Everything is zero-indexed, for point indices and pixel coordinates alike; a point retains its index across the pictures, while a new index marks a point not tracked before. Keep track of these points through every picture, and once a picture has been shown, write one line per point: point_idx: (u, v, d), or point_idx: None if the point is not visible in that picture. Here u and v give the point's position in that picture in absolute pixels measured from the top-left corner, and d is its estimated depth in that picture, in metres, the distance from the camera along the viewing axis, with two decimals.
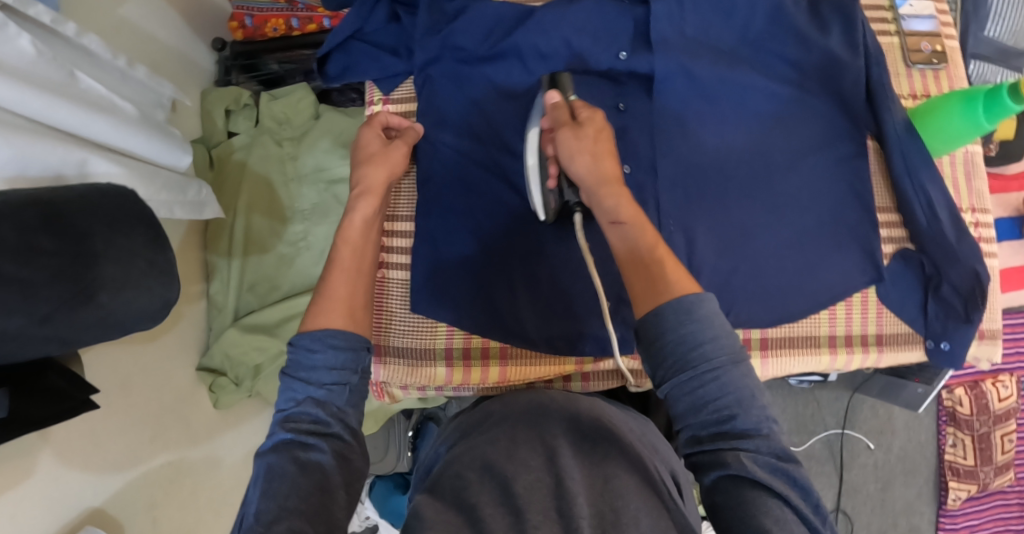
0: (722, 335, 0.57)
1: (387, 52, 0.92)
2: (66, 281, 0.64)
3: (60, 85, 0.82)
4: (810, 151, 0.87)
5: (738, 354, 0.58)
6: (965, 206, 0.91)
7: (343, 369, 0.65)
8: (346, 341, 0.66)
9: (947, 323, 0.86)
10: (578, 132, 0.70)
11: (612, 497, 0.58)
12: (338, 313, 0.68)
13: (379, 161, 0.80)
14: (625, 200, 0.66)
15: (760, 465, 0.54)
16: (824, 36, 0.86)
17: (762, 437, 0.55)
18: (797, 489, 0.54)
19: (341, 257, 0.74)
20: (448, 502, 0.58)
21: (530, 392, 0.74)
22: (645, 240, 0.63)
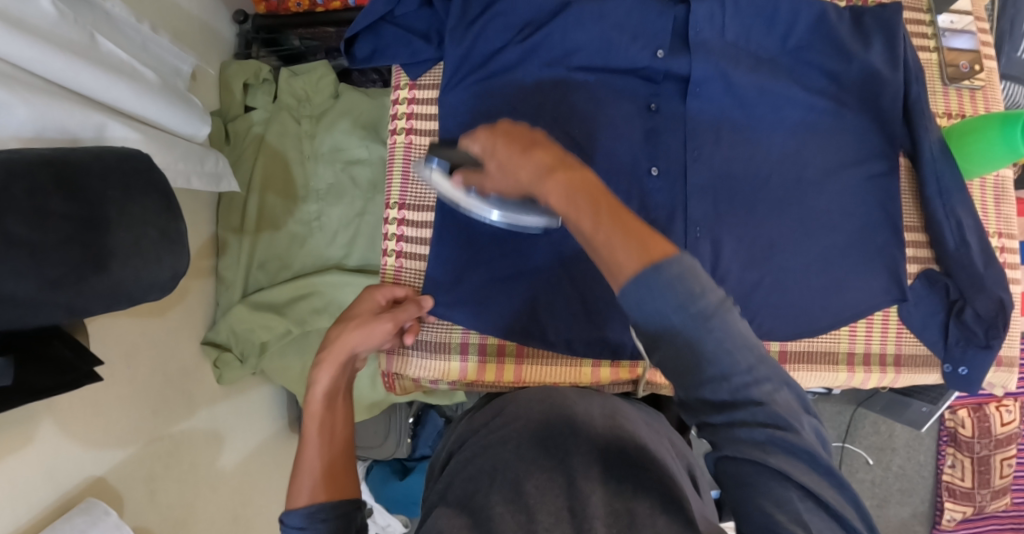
0: (689, 300, 0.44)
1: (418, 37, 0.90)
2: (76, 246, 0.63)
3: (83, 47, 0.80)
4: (841, 165, 0.85)
5: (716, 320, 0.45)
6: (992, 230, 0.90)
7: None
8: (332, 511, 0.62)
9: (967, 349, 0.85)
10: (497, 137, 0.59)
11: (625, 498, 0.57)
12: (321, 484, 0.64)
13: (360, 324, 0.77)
14: (563, 184, 0.52)
15: (754, 438, 0.46)
16: (865, 50, 0.84)
17: (757, 406, 0.46)
18: (803, 455, 0.46)
19: (309, 431, 0.69)
20: (457, 506, 0.59)
21: (540, 388, 0.74)
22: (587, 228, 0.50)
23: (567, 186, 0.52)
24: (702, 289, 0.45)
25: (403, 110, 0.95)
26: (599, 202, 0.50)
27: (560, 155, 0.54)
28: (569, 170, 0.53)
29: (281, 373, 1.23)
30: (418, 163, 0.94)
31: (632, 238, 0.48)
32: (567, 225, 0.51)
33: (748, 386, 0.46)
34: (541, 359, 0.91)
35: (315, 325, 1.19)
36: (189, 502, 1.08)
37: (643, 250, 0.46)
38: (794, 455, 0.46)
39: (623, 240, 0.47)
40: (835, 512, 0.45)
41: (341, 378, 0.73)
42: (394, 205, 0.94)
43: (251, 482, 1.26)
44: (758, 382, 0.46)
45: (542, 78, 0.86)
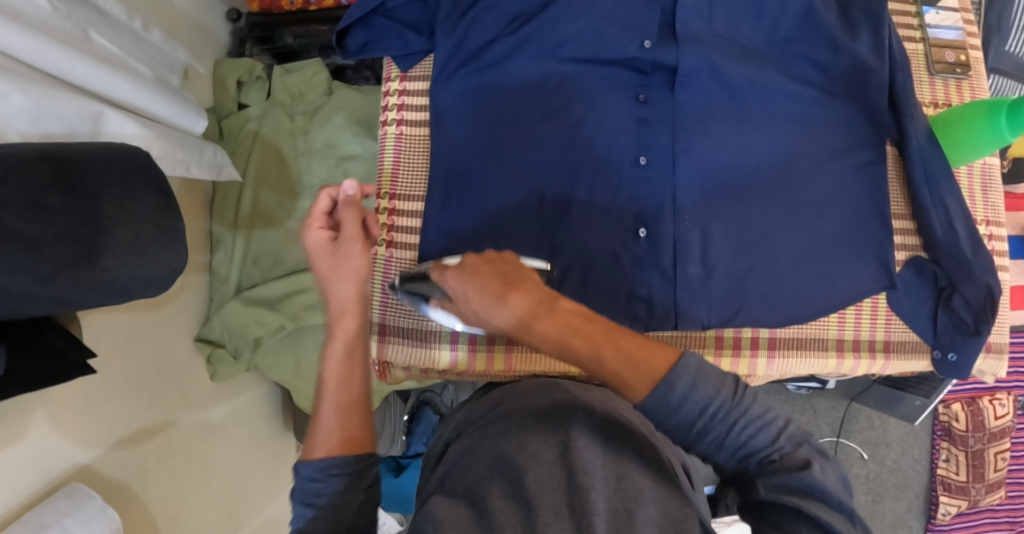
0: (716, 388, 0.54)
1: (410, 29, 0.90)
2: (70, 241, 0.62)
3: (76, 40, 0.81)
4: (829, 155, 0.86)
5: (732, 410, 0.53)
6: (980, 218, 0.91)
7: (346, 490, 0.58)
8: (345, 466, 0.59)
9: (956, 336, 0.86)
10: (462, 274, 0.60)
11: (625, 496, 0.57)
12: (335, 440, 0.61)
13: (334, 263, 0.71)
14: (553, 323, 0.58)
15: (775, 485, 0.51)
16: (851, 40, 0.85)
17: (776, 459, 0.52)
18: (822, 499, 0.50)
19: (327, 386, 0.65)
20: (458, 495, 0.59)
21: (540, 383, 0.73)
22: (591, 358, 0.57)
23: (559, 326, 0.58)
24: (713, 381, 0.54)
25: (393, 102, 0.95)
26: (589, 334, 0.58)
27: (532, 297, 0.58)
28: (550, 310, 0.58)
29: (275, 369, 1.23)
30: (408, 153, 0.95)
31: (633, 362, 0.56)
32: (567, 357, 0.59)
33: (771, 451, 0.53)
34: (531, 348, 0.91)
35: (307, 320, 1.20)
36: (181, 497, 1.08)
37: (647, 371, 0.55)
38: (816, 498, 0.50)
39: (626, 361, 0.56)
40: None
41: (359, 329, 0.69)
42: (385, 194, 0.94)
43: (244, 479, 1.26)
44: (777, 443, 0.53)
45: (534, 70, 0.86)
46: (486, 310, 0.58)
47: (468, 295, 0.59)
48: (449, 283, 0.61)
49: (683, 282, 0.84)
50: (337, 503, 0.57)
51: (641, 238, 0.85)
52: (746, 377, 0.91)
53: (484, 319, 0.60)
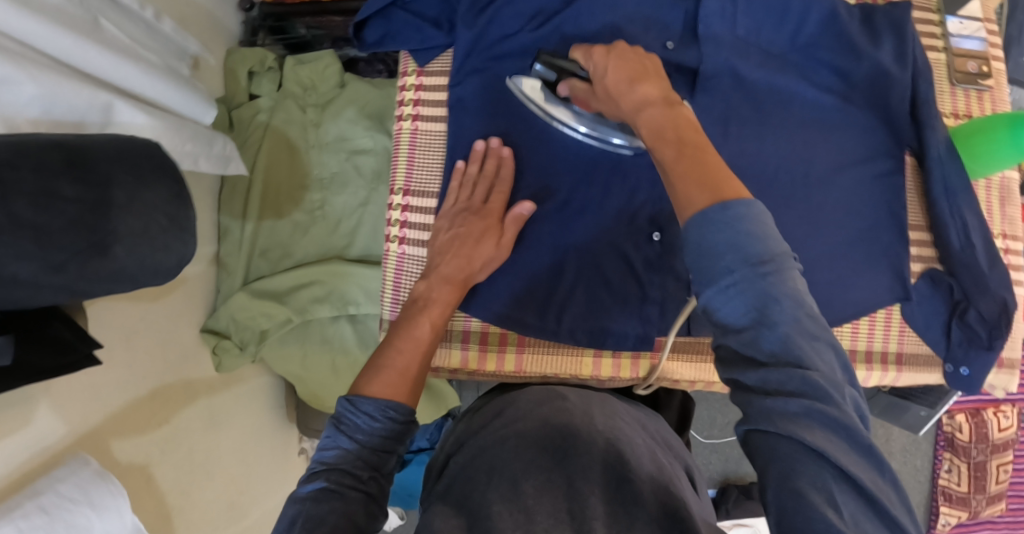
0: (746, 243, 0.49)
1: (429, 23, 0.90)
2: (83, 228, 0.62)
3: (88, 27, 0.80)
4: (846, 163, 0.85)
5: (760, 267, 0.49)
6: (996, 231, 0.90)
7: (388, 439, 0.64)
8: (397, 414, 0.65)
9: (969, 350, 0.85)
10: (619, 56, 0.68)
11: (626, 499, 0.57)
12: (399, 385, 0.69)
13: (489, 232, 0.83)
14: (662, 115, 0.60)
15: (791, 410, 0.46)
16: (875, 48, 0.84)
17: (797, 368, 0.47)
18: (842, 433, 0.46)
19: (419, 334, 0.77)
20: (457, 507, 0.59)
21: (540, 392, 0.73)
22: (669, 155, 0.57)
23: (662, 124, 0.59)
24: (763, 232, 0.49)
25: (410, 96, 0.93)
26: (682, 142, 0.57)
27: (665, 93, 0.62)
28: (667, 106, 0.61)
29: (280, 361, 1.22)
30: (423, 150, 0.93)
31: (707, 181, 0.53)
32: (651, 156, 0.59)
33: (790, 345, 0.47)
34: (543, 349, 0.89)
35: (315, 314, 1.19)
36: (184, 488, 1.08)
37: (717, 189, 0.52)
38: (836, 433, 0.45)
39: (699, 179, 0.54)
40: (879, 508, 0.44)
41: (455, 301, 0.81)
42: (399, 191, 0.92)
43: (246, 471, 1.26)
44: (796, 341, 0.47)
45: None
46: (617, 85, 0.65)
47: (609, 67, 0.68)
48: (595, 57, 0.70)
49: None
50: (378, 447, 0.63)
51: (654, 241, 0.85)
52: None
53: (612, 97, 0.67)
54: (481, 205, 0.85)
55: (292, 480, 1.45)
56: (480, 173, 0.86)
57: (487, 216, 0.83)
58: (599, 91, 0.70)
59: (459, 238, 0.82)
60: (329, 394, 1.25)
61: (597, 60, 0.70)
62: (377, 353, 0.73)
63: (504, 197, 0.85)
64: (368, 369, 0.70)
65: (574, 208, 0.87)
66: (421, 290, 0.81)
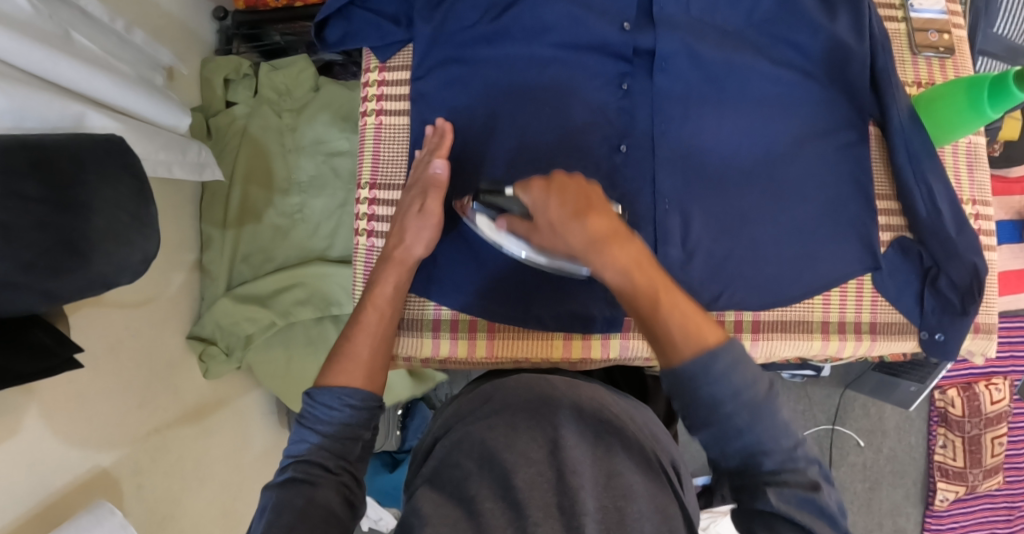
0: (743, 383, 0.52)
1: (388, 19, 0.90)
2: (49, 229, 0.63)
3: (57, 39, 0.80)
4: (810, 136, 0.86)
5: (761, 405, 0.53)
6: (966, 198, 0.90)
7: (355, 426, 0.64)
8: (361, 400, 0.65)
9: (943, 317, 0.85)
10: (559, 195, 0.62)
11: (615, 494, 0.57)
12: (351, 368, 0.68)
13: (414, 201, 0.82)
14: (622, 257, 0.58)
15: (787, 500, 0.52)
16: (830, 21, 0.84)
17: (790, 472, 0.53)
18: (827, 519, 0.52)
19: (368, 320, 0.75)
20: (447, 493, 0.59)
21: (528, 381, 0.72)
22: (644, 305, 0.57)
23: (625, 260, 0.58)
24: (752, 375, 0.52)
25: (372, 93, 0.93)
26: (651, 283, 0.57)
27: (613, 223, 0.60)
28: (622, 241, 0.59)
29: (266, 366, 1.23)
30: (387, 144, 0.94)
31: (689, 326, 0.55)
32: (620, 297, 0.59)
33: (785, 456, 0.53)
34: (513, 333, 0.90)
35: (298, 316, 1.20)
36: (176, 495, 1.09)
37: (701, 336, 0.54)
38: (824, 520, 0.52)
39: (682, 324, 0.55)
40: None
41: (404, 281, 0.80)
42: (365, 185, 0.93)
43: (239, 476, 1.27)
44: (788, 454, 0.53)
45: (515, 57, 0.86)
46: (567, 225, 0.60)
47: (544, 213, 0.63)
48: (533, 190, 0.63)
49: (664, 263, 0.84)
50: (343, 434, 0.63)
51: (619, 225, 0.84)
52: None
53: (561, 236, 0.62)
54: (419, 182, 0.83)
55: None
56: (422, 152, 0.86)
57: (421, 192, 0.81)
58: (541, 230, 0.65)
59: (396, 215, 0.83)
60: None
61: (531, 203, 0.64)
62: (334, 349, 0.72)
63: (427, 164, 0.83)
64: (327, 362, 0.69)
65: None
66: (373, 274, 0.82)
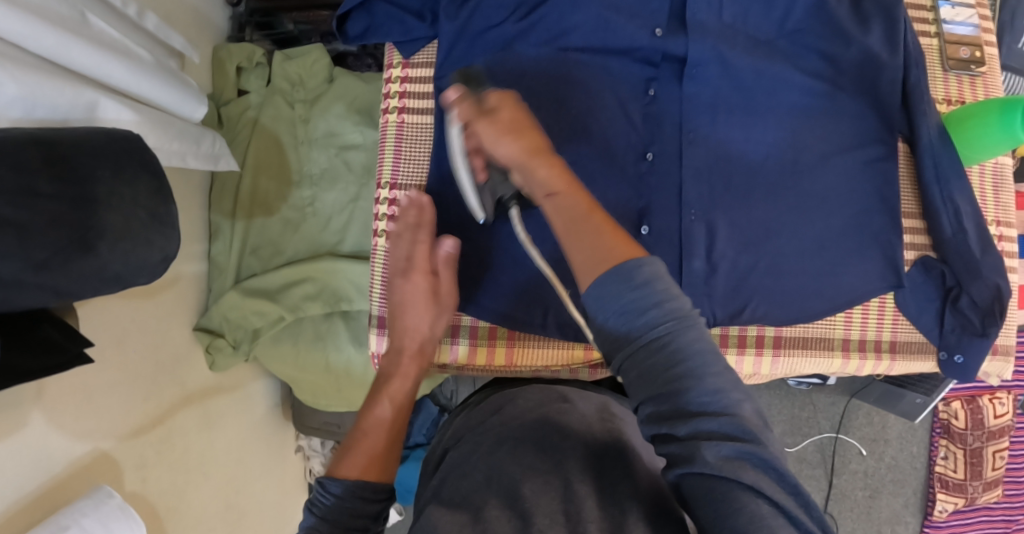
0: (661, 307, 0.47)
1: (412, 15, 0.87)
2: (66, 226, 0.62)
3: (73, 23, 0.78)
4: (838, 151, 0.84)
5: (682, 339, 0.47)
6: (990, 218, 0.89)
7: (349, 506, 0.61)
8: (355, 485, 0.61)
9: (962, 337, 0.85)
10: (500, 117, 0.62)
11: (620, 503, 0.57)
12: (370, 468, 0.64)
13: (424, 286, 0.79)
14: (556, 172, 0.57)
15: (722, 450, 0.44)
16: (864, 33, 0.83)
17: (720, 416, 0.45)
18: (773, 472, 0.45)
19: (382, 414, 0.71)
20: (453, 503, 0.58)
21: (537, 393, 0.74)
22: (579, 214, 0.54)
23: (560, 179, 0.57)
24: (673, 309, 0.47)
25: (395, 89, 0.92)
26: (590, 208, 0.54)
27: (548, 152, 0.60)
28: (551, 163, 0.58)
29: (274, 359, 1.22)
30: (409, 144, 0.92)
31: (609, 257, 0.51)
32: (557, 209, 0.56)
33: (714, 398, 0.46)
34: (532, 343, 0.91)
35: (307, 311, 1.18)
36: (179, 488, 1.08)
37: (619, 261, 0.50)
38: (767, 471, 0.45)
39: (614, 244, 0.51)
40: (792, 515, 0.43)
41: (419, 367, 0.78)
42: (385, 184, 0.92)
43: (243, 471, 1.26)
44: (722, 391, 0.46)
45: (541, 57, 0.83)
46: (524, 139, 0.60)
47: (520, 113, 0.62)
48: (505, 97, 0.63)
49: (688, 276, 0.82)
50: (341, 522, 0.59)
51: (642, 235, 0.83)
52: (751, 373, 0.91)
53: (510, 147, 0.60)
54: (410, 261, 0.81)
55: (289, 479, 1.44)
56: (405, 227, 0.82)
57: (421, 274, 0.80)
58: (496, 120, 0.62)
59: (402, 304, 0.79)
60: (322, 392, 1.24)
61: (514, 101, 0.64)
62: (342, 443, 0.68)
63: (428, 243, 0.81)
64: (336, 456, 0.65)
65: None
66: (383, 371, 0.77)
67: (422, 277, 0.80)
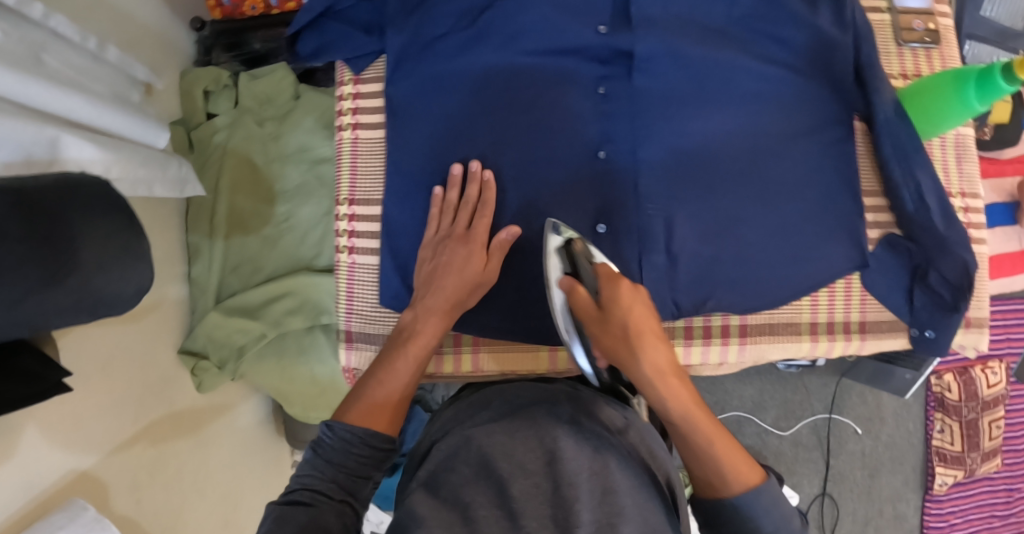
0: (782, 522, 0.64)
1: (360, 30, 0.87)
2: (39, 265, 0.62)
3: (29, 63, 0.79)
4: (798, 135, 0.84)
5: None
6: (955, 191, 0.89)
7: (358, 457, 0.63)
8: (364, 436, 0.63)
9: (934, 313, 0.85)
10: (612, 323, 0.66)
11: (609, 507, 0.57)
12: (380, 416, 0.65)
13: (473, 257, 0.78)
14: (683, 388, 0.66)
15: None
16: (813, 14, 0.82)
17: None
18: None
19: (399, 366, 0.71)
20: (442, 497, 0.59)
21: (534, 385, 0.76)
22: (704, 435, 0.64)
23: (687, 393, 0.66)
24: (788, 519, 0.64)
25: (347, 106, 0.93)
26: (707, 417, 0.66)
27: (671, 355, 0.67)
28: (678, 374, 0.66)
29: (260, 376, 1.22)
30: (365, 159, 0.92)
31: (729, 463, 0.64)
32: (684, 427, 0.65)
33: None
34: (498, 346, 0.91)
35: (289, 326, 1.20)
36: (175, 508, 1.09)
37: (742, 475, 0.64)
38: None
39: (735, 461, 0.65)
40: None
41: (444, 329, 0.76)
42: (344, 201, 0.92)
43: (238, 486, 1.27)
44: None
45: (489, 63, 0.83)
46: (648, 351, 0.66)
47: (641, 318, 0.66)
48: (624, 293, 0.67)
49: (650, 270, 0.83)
50: (354, 472, 0.62)
51: (599, 234, 0.83)
52: (720, 363, 0.91)
53: (635, 364, 0.66)
54: (464, 232, 0.80)
55: None
56: (462, 201, 0.81)
57: (472, 244, 0.79)
58: (613, 332, 0.67)
59: (444, 266, 0.78)
60: (313, 405, 1.25)
61: (630, 297, 0.67)
62: (358, 381, 0.70)
63: (487, 223, 0.80)
64: (348, 398, 0.67)
65: (543, 207, 0.83)
66: (408, 320, 0.76)
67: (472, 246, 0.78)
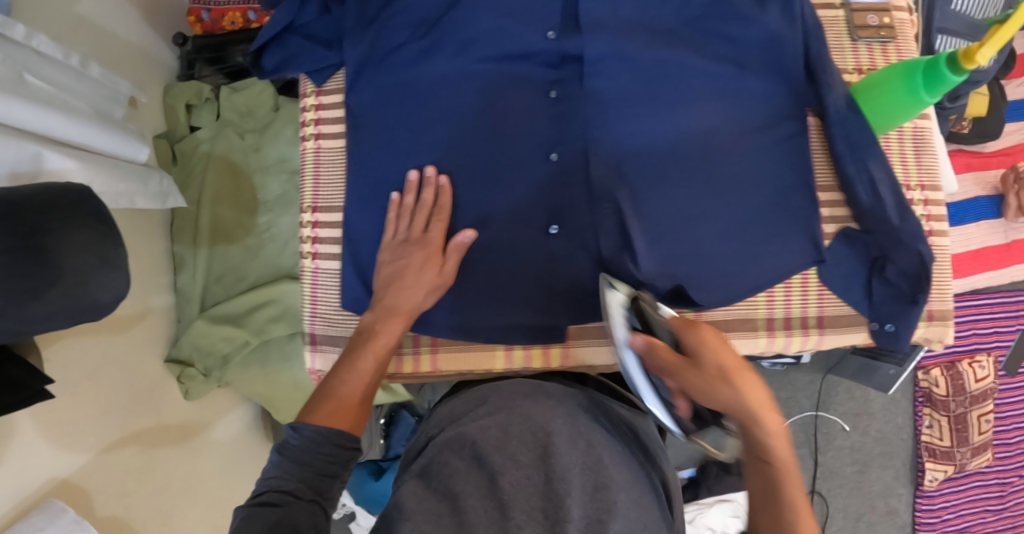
0: None
1: (321, 45, 0.90)
2: (12, 277, 0.58)
3: (12, 82, 0.81)
4: (752, 132, 0.85)
5: None
6: (914, 185, 0.90)
7: (325, 455, 0.63)
8: (329, 435, 0.64)
9: (894, 306, 0.86)
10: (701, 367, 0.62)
11: (601, 502, 0.56)
12: (345, 417, 0.67)
13: (430, 262, 0.80)
14: (778, 433, 0.61)
15: None
16: (763, 11, 0.83)
17: None
18: None
19: (363, 365, 0.73)
20: (433, 490, 0.58)
21: (523, 382, 0.76)
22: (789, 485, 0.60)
23: (779, 438, 0.61)
24: None
25: (311, 116, 0.95)
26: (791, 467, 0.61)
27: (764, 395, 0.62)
28: (773, 415, 0.61)
29: (246, 384, 1.24)
30: (327, 168, 0.95)
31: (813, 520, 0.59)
32: (775, 474, 0.61)
33: None
34: (456, 347, 0.93)
35: (272, 333, 1.22)
36: (164, 513, 1.12)
37: None
38: None
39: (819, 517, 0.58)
40: None
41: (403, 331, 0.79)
42: (308, 208, 0.95)
43: (227, 492, 1.30)
44: None
45: (446, 71, 0.85)
46: (739, 390, 0.61)
47: (727, 355, 0.62)
48: (705, 333, 0.64)
49: (608, 268, 0.84)
50: (321, 470, 0.62)
51: (553, 234, 0.85)
52: None
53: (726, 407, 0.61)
54: (422, 235, 0.82)
55: None
56: (418, 203, 0.83)
57: (430, 248, 0.81)
58: (702, 375, 0.62)
59: (400, 270, 0.80)
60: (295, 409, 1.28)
61: (713, 337, 0.64)
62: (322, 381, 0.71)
63: (442, 226, 0.83)
64: (313, 399, 0.69)
65: (501, 209, 0.85)
66: (368, 321, 0.78)
67: (428, 249, 0.81)
